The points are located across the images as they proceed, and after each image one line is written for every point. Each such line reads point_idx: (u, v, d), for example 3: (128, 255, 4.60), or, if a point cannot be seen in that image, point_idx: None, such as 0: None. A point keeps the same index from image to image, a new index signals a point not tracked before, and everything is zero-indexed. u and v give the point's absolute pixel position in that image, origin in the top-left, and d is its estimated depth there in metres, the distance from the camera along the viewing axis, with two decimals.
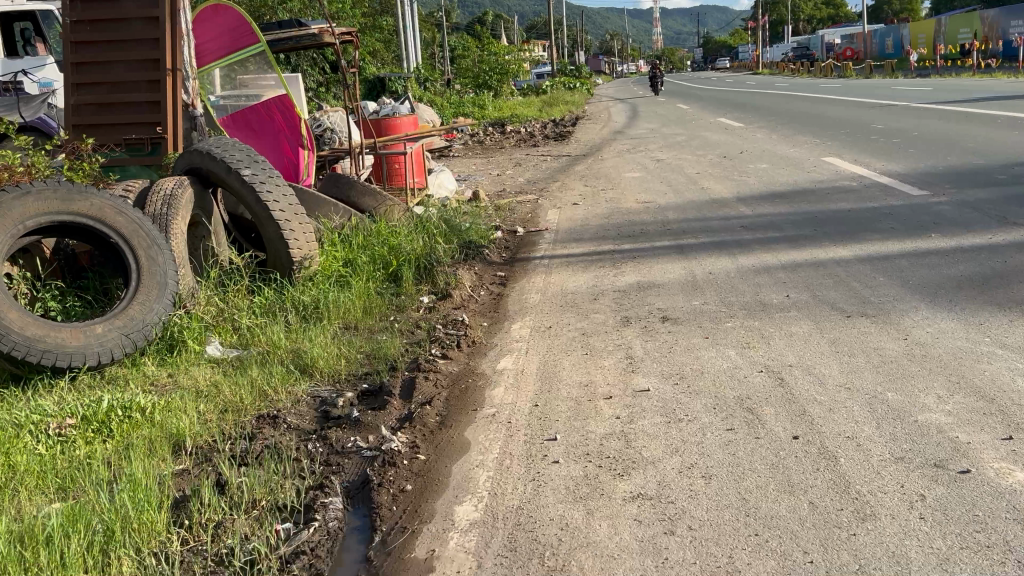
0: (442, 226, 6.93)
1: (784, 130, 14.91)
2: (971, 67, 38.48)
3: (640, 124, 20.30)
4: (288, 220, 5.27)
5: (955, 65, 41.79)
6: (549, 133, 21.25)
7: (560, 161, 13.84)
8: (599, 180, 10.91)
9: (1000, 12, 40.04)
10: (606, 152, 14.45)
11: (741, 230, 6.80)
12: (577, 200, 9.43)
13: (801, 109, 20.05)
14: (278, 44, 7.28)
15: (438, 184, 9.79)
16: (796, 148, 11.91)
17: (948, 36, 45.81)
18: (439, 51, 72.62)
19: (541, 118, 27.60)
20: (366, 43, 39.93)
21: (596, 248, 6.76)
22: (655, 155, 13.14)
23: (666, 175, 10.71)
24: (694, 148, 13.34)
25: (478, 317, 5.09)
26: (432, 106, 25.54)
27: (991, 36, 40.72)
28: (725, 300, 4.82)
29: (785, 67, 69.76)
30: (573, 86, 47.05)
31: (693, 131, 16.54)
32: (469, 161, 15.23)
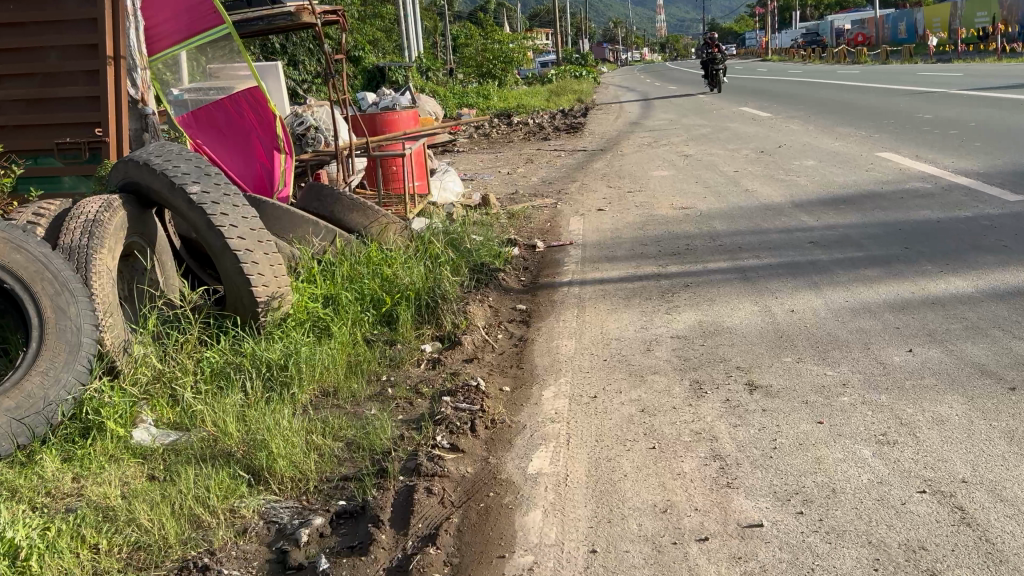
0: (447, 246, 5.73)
1: (820, 120, 13.67)
2: (992, 52, 37.06)
3: (657, 114, 19.06)
4: (249, 250, 4.06)
5: (975, 50, 40.40)
6: (561, 124, 20.04)
7: (575, 157, 12.63)
8: (623, 181, 9.70)
9: None
10: (626, 147, 13.22)
11: (812, 247, 5.60)
12: (601, 206, 8.24)
13: (827, 98, 18.77)
14: (246, 28, 5.95)
15: (442, 188, 8.56)
16: (841, 142, 10.68)
17: (965, 20, 44.39)
18: (441, 40, 71.30)
19: (549, 108, 26.38)
20: (367, 32, 38.72)
21: (636, 271, 5.55)
22: (681, 150, 11.92)
23: (700, 174, 9.49)
24: (724, 142, 12.10)
25: (497, 377, 3.88)
26: (435, 98, 24.30)
27: (1012, 19, 39.28)
28: (826, 358, 3.63)
29: (795, 53, 68.26)
30: (579, 74, 45.70)
31: (716, 122, 15.29)
32: (475, 157, 14.02)
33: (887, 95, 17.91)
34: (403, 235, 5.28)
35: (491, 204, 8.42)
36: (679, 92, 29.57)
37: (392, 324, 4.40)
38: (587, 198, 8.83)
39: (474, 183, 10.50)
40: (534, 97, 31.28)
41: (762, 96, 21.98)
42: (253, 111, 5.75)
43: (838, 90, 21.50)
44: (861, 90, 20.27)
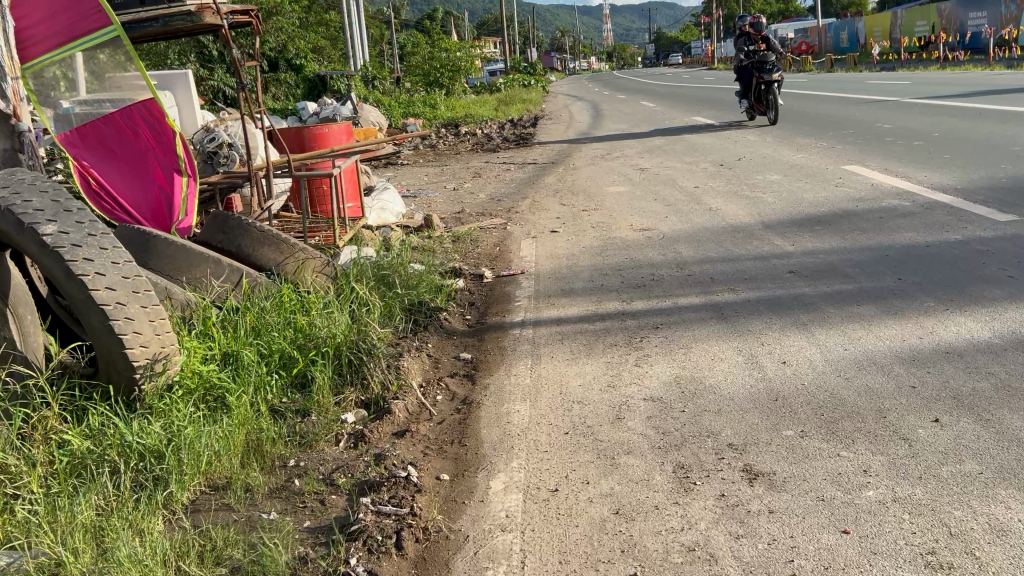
0: (380, 283, 4.97)
1: (777, 131, 13.23)
2: (932, 61, 37.50)
3: (608, 125, 18.52)
4: (121, 303, 3.26)
5: (916, 59, 40.94)
6: (509, 135, 19.40)
7: (525, 171, 11.95)
8: (577, 197, 9.04)
9: (956, 4, 39.29)
10: (579, 159, 12.59)
11: (793, 278, 4.97)
12: (554, 227, 7.54)
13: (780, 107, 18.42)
14: (136, 29, 5.04)
15: (381, 208, 7.86)
16: (803, 154, 10.18)
17: (905, 29, 45.05)
18: (388, 49, 70.40)
19: (498, 117, 25.75)
20: (310, 40, 37.71)
21: (598, 308, 4.85)
22: (637, 163, 11.33)
23: (659, 190, 8.87)
24: (681, 154, 11.53)
25: (432, 458, 3.14)
26: (379, 108, 23.46)
27: (951, 28, 39.85)
28: (836, 433, 2.96)
29: (740, 61, 68.81)
30: (528, 83, 45.19)
31: (670, 133, 14.76)
32: (420, 171, 13.26)
33: (840, 103, 17.62)
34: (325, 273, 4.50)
35: (434, 227, 7.66)
36: (629, 100, 29.17)
37: (307, 388, 3.62)
38: (539, 218, 8.13)
39: (417, 201, 9.75)
40: (482, 106, 30.61)
41: (713, 105, 21.61)
42: (149, 129, 4.92)
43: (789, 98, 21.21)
44: (812, 100, 20.03)
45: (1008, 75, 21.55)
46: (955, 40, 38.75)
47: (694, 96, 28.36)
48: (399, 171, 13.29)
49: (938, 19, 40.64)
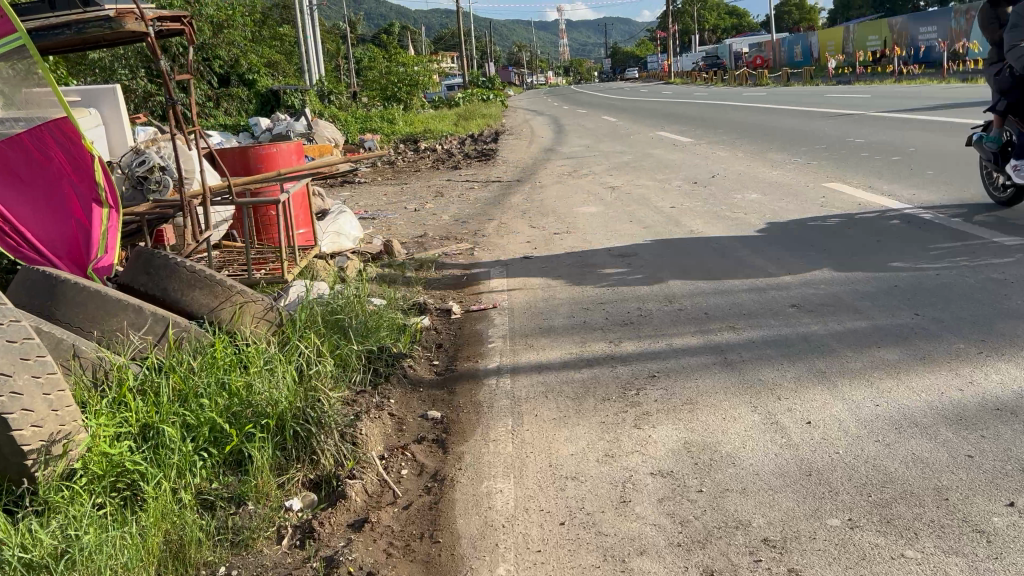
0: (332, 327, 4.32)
1: (747, 146, 12.86)
2: (886, 76, 37.92)
3: (572, 141, 18.07)
4: (5, 376, 2.64)
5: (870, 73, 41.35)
6: (470, 151, 18.86)
7: (490, 189, 11.42)
8: (547, 219, 8.51)
9: (907, 19, 39.79)
10: (545, 177, 12.09)
11: (798, 314, 4.47)
12: (526, 253, 6.99)
13: (745, 121, 18.16)
14: (43, 36, 4.33)
15: (337, 233, 7.31)
16: (780, 172, 9.79)
17: (858, 44, 45.57)
18: (344, 63, 69.57)
19: (458, 133, 25.21)
20: (263, 54, 36.86)
21: (583, 351, 4.29)
22: (606, 181, 10.87)
23: (633, 210, 8.38)
24: (652, 172, 11.10)
25: (397, 561, 2.53)
26: (335, 124, 22.77)
27: (903, 43, 40.39)
28: (893, 524, 2.43)
29: (697, 76, 69.35)
30: (487, 98, 44.78)
31: (637, 149, 14.34)
32: (379, 189, 12.65)
33: (805, 117, 17.41)
34: (268, 321, 3.84)
35: (396, 254, 7.06)
36: (590, 115, 28.88)
37: (244, 468, 2.97)
38: (508, 242, 7.57)
39: (376, 224, 9.14)
40: (441, 121, 30.06)
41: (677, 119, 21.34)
42: (63, 151, 4.26)
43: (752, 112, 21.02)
44: (777, 114, 19.82)
45: (965, 89, 21.64)
46: (907, 55, 39.22)
47: (655, 110, 28.15)
48: (357, 190, 12.65)
49: (890, 34, 41.17)
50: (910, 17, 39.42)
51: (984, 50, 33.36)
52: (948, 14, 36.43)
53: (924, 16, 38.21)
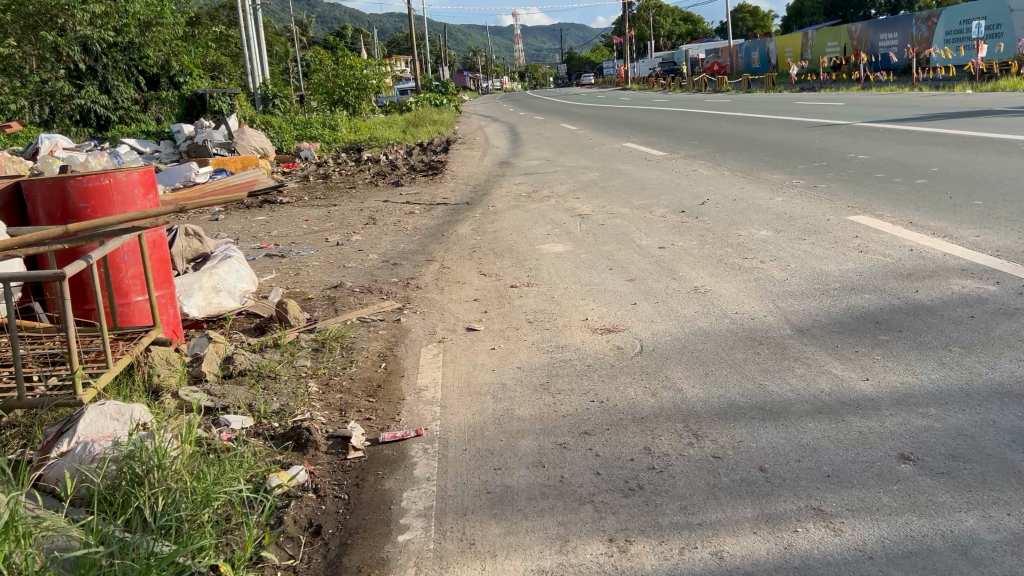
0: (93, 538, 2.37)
1: (730, 162, 11.16)
2: (848, 84, 36.89)
3: (529, 152, 16.26)
4: None
5: (831, 80, 40.38)
6: (416, 163, 16.93)
7: (433, 214, 9.50)
8: (501, 262, 6.62)
9: (866, 26, 38.93)
10: (499, 198, 10.20)
11: (922, 482, 2.66)
12: (473, 319, 5.09)
13: (719, 131, 16.52)
14: None
15: (212, 290, 5.48)
16: (784, 199, 8.05)
17: (816, 50, 44.69)
18: (291, 66, 66.96)
19: (405, 141, 23.27)
20: (199, 55, 34.41)
21: (563, 562, 2.42)
22: (572, 205, 9.02)
23: (612, 251, 6.53)
24: (625, 194, 9.28)
25: None
26: (268, 130, 20.65)
27: (862, 50, 39.46)
28: None
29: (654, 81, 68.24)
30: (440, 102, 42.80)
31: (604, 164, 12.53)
32: (302, 212, 10.63)
33: (784, 128, 15.81)
34: None
35: (293, 323, 5.10)
36: (547, 123, 27.14)
37: None
38: (450, 299, 5.65)
39: (283, 268, 7.13)
40: (388, 128, 27.98)
41: (642, 128, 19.68)
42: None
43: (721, 122, 19.42)
44: (750, 123, 18.24)
45: (943, 99, 20.34)
46: (867, 63, 38.32)
47: (615, 118, 26.48)
48: (276, 213, 10.63)
49: (850, 41, 40.22)
50: (870, 24, 38.54)
51: (951, 58, 32.38)
52: (910, 21, 35.52)
53: (885, 23, 37.27)
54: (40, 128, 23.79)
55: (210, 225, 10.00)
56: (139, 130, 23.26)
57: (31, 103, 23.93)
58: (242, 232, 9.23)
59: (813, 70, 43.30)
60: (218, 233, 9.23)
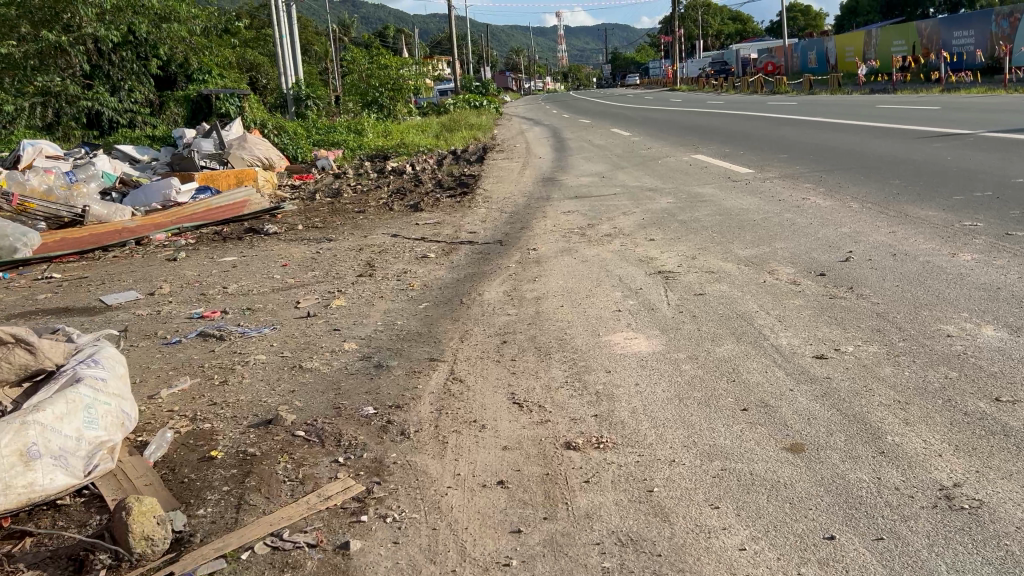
0: None
1: (849, 188, 8.45)
2: (920, 86, 33.71)
3: (578, 165, 13.66)
4: None
5: (899, 81, 37.19)
6: (445, 176, 14.47)
7: (452, 260, 6.95)
8: (548, 371, 4.04)
9: (937, 22, 35.73)
10: (543, 237, 7.63)
11: None
12: (495, 550, 2.52)
13: (806, 140, 13.77)
14: None
15: (22, 454, 2.96)
16: (974, 255, 5.35)
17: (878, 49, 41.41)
18: (331, 66, 65.53)
19: (436, 147, 20.93)
20: (225, 55, 32.56)
21: None
22: (643, 254, 6.41)
23: (734, 361, 3.91)
24: (716, 238, 6.66)
25: None
26: (282, 136, 18.43)
27: (933, 48, 36.21)
28: None
29: (704, 82, 65.13)
30: (479, 104, 40.34)
31: (672, 186, 9.87)
32: (285, 249, 8.17)
33: (885, 138, 13.02)
34: None
35: (142, 554, 2.61)
36: (594, 128, 24.54)
37: None
38: (456, 469, 3.09)
39: (208, 366, 4.61)
40: (419, 132, 25.59)
41: (708, 136, 17.00)
42: None
43: (799, 129, 16.66)
44: (839, 130, 15.43)
45: None
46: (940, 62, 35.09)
47: (670, 122, 23.72)
48: (254, 252, 8.17)
49: (919, 39, 36.98)
50: (942, 20, 35.36)
51: None
52: (989, 18, 32.26)
53: (961, 18, 34.06)
54: (43, 135, 21.76)
55: (162, 270, 7.58)
56: (144, 133, 21.18)
57: (33, 104, 21.90)
58: (193, 284, 6.76)
59: (877, 71, 40.12)
60: (160, 287, 6.76)
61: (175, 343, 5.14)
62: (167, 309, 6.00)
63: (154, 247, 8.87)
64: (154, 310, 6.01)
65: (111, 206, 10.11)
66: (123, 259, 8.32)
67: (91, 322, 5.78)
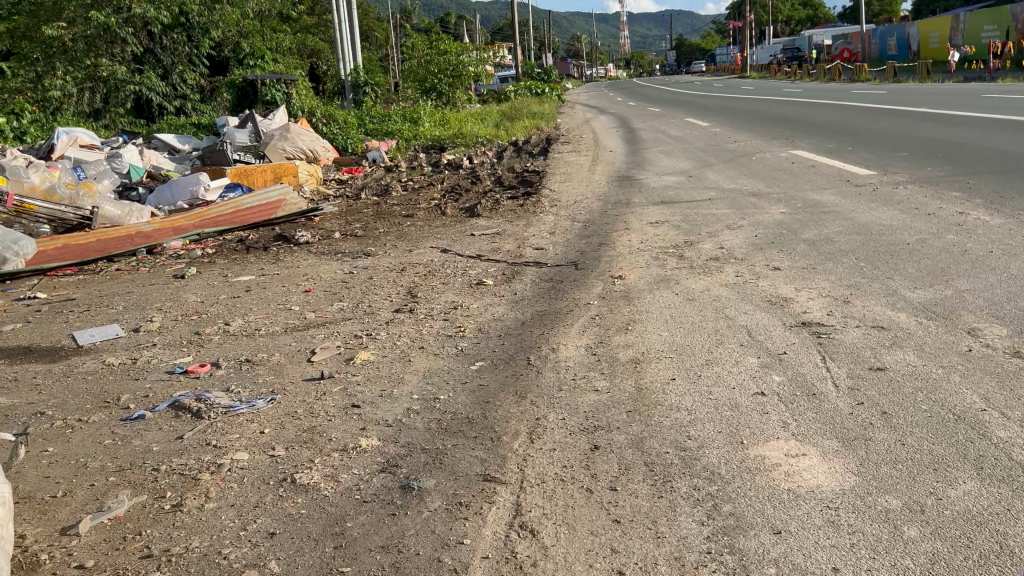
0: None
1: (1014, 199, 6.72)
2: (1017, 74, 31.15)
3: (656, 161, 12.07)
4: None
5: (990, 69, 34.54)
6: (506, 171, 13.01)
7: (516, 290, 5.47)
8: (676, 521, 2.52)
9: None
10: (629, 258, 6.09)
11: None
12: None
13: (922, 135, 11.93)
14: None
15: None
16: None
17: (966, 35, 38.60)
18: (392, 53, 64.52)
19: (495, 138, 19.52)
20: (282, 40, 31.56)
21: None
22: (768, 292, 4.83)
23: (993, 530, 2.34)
24: (863, 271, 5.04)
25: None
26: (333, 125, 17.20)
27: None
28: None
29: (774, 70, 62.43)
30: (541, 92, 38.76)
31: (778, 191, 8.21)
32: (315, 265, 6.80)
33: (1019, 132, 11.13)
34: None
35: None
36: (665, 117, 22.85)
37: None
38: None
39: (166, 470, 3.19)
40: (478, 121, 24.23)
41: (799, 128, 15.20)
42: None
43: (905, 120, 14.74)
44: (955, 122, 13.50)
45: None
46: None
47: (748, 112, 21.87)
48: (278, 268, 6.81)
49: (1014, 24, 34.31)
50: None
51: None
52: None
53: None
54: (90, 122, 20.83)
55: (163, 292, 6.25)
56: (192, 121, 20.12)
57: (81, 90, 21.00)
58: (191, 317, 5.39)
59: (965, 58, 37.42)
60: (152, 319, 5.40)
61: (137, 419, 3.74)
62: (147, 358, 4.62)
63: (167, 258, 7.56)
64: (129, 358, 4.64)
65: (127, 207, 8.91)
66: (126, 275, 7.03)
67: (47, 375, 4.42)
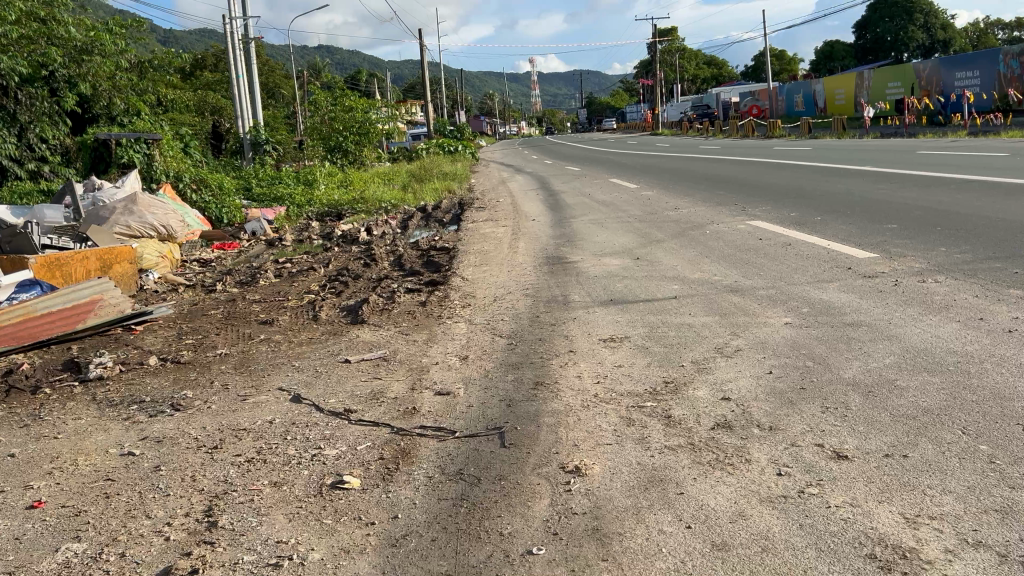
0: None
1: None
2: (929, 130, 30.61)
3: (590, 235, 9.99)
4: None
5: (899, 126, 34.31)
6: (407, 248, 10.71)
7: (395, 504, 3.12)
8: None
9: (937, 61, 32.72)
10: (582, 419, 3.82)
11: None
12: None
13: (894, 200, 10.18)
14: None
15: None
16: None
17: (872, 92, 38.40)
18: (300, 112, 62.09)
19: (402, 202, 17.27)
20: (171, 95, 28.50)
21: None
22: (859, 532, 2.60)
23: None
24: (999, 469, 2.90)
25: None
26: (207, 191, 14.63)
27: (934, 90, 33.34)
28: None
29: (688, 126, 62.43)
30: (454, 150, 36.85)
31: (765, 286, 6.13)
32: (86, 430, 4.28)
33: (1007, 195, 9.46)
34: None
35: None
36: (587, 178, 21.04)
37: None
38: None
39: None
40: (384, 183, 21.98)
41: (742, 190, 13.42)
42: None
43: (859, 181, 13.12)
44: (920, 182, 11.86)
45: None
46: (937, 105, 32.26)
47: (677, 172, 20.17)
48: (26, 437, 4.25)
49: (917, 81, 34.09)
50: (942, 60, 32.36)
51: None
52: (996, 57, 29.41)
53: (961, 60, 31.14)
54: None
55: None
56: (43, 187, 17.06)
57: None
58: None
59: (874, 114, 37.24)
60: None
61: None
62: None
63: None
64: None
65: None
66: None
67: None
